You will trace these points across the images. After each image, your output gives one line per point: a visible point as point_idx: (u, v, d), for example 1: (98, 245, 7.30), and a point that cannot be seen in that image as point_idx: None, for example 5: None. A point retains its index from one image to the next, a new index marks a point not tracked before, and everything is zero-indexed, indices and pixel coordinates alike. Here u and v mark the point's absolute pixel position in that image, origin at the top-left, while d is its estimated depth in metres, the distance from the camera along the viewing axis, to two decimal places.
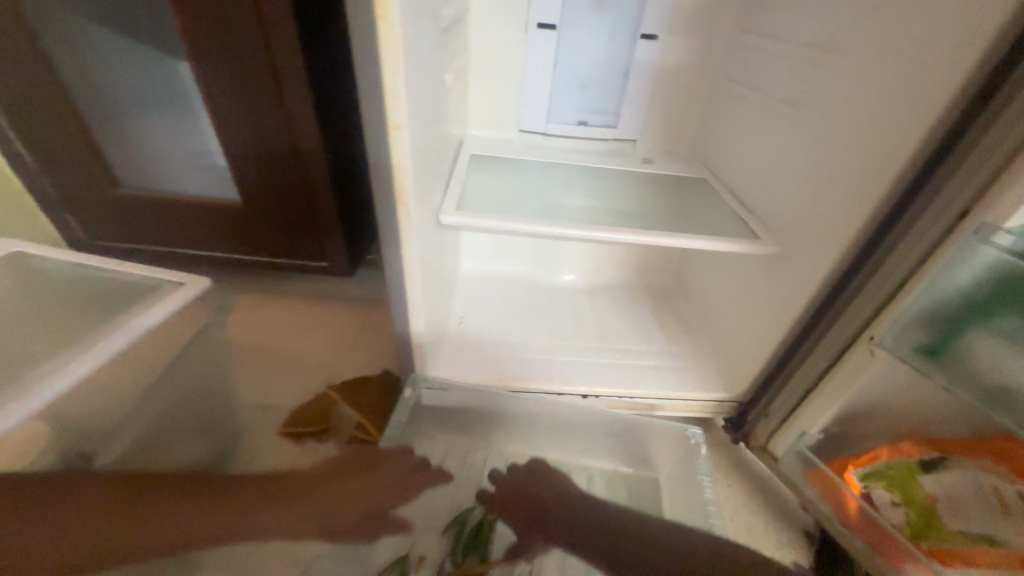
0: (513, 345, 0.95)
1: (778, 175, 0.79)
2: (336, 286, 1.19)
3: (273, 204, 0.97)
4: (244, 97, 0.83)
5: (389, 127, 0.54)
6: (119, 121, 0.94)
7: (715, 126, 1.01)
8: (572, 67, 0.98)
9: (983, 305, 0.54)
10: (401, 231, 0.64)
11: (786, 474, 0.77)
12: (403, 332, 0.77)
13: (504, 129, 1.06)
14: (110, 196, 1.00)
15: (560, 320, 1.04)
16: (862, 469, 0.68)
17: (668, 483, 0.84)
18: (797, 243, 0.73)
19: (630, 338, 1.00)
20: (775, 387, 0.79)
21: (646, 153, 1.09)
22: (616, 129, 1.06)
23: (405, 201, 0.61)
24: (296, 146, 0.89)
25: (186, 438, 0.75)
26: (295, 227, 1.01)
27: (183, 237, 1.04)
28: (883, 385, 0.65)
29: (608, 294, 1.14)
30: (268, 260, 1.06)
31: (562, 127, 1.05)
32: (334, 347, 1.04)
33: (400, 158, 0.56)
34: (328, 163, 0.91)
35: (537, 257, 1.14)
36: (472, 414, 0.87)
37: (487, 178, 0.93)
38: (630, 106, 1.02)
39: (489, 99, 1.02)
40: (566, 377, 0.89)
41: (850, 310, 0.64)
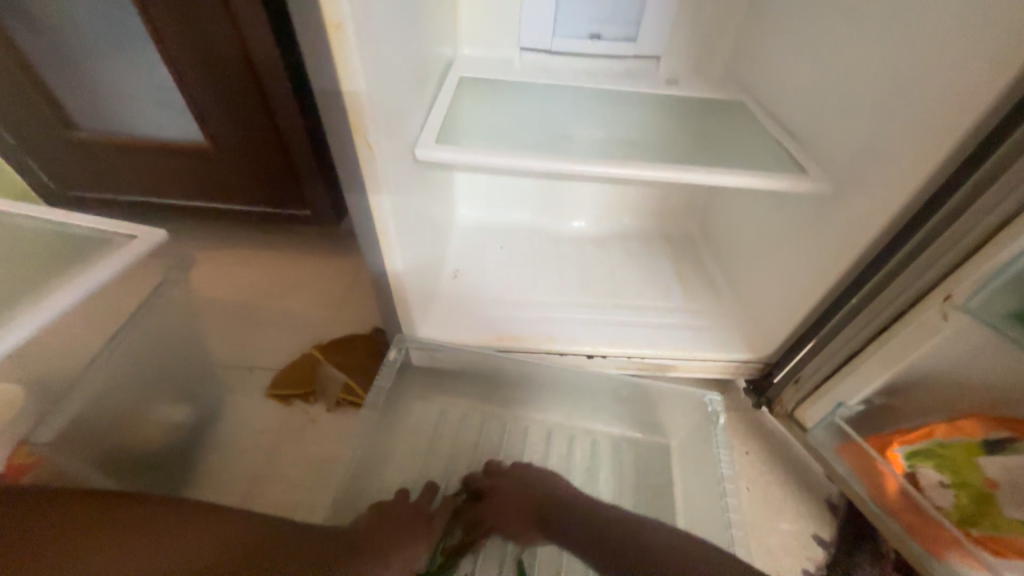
0: (511, 301, 0.86)
1: (836, 89, 0.63)
2: (324, 237, 1.11)
3: (241, 145, 0.87)
4: (187, 10, 0.70)
5: (327, 29, 0.42)
6: (66, 54, 0.82)
7: (757, 34, 0.82)
8: None
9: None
10: (363, 167, 0.53)
11: (812, 444, 0.69)
12: (383, 289, 0.69)
13: (502, 49, 0.89)
14: (68, 141, 0.90)
15: (567, 273, 0.94)
16: (909, 446, 0.58)
17: (679, 452, 0.78)
18: (854, 177, 0.59)
19: (644, 292, 0.90)
20: (809, 348, 0.68)
21: (673, 73, 0.91)
22: (636, 44, 0.88)
23: (362, 130, 0.49)
24: (255, 72, 0.76)
25: (165, 398, 0.72)
26: (270, 171, 0.90)
27: (154, 185, 0.95)
28: (950, 352, 0.54)
29: (621, 243, 1.02)
30: (246, 210, 0.97)
31: (570, 42, 0.88)
32: (322, 303, 0.97)
33: (347, 69, 0.44)
34: (294, 92, 0.79)
35: (541, 202, 1.02)
36: (465, 374, 0.81)
37: (478, 106, 0.79)
38: (653, 11, 0.84)
39: (482, 11, 0.85)
40: (569, 336, 0.80)
41: (919, 260, 0.52)
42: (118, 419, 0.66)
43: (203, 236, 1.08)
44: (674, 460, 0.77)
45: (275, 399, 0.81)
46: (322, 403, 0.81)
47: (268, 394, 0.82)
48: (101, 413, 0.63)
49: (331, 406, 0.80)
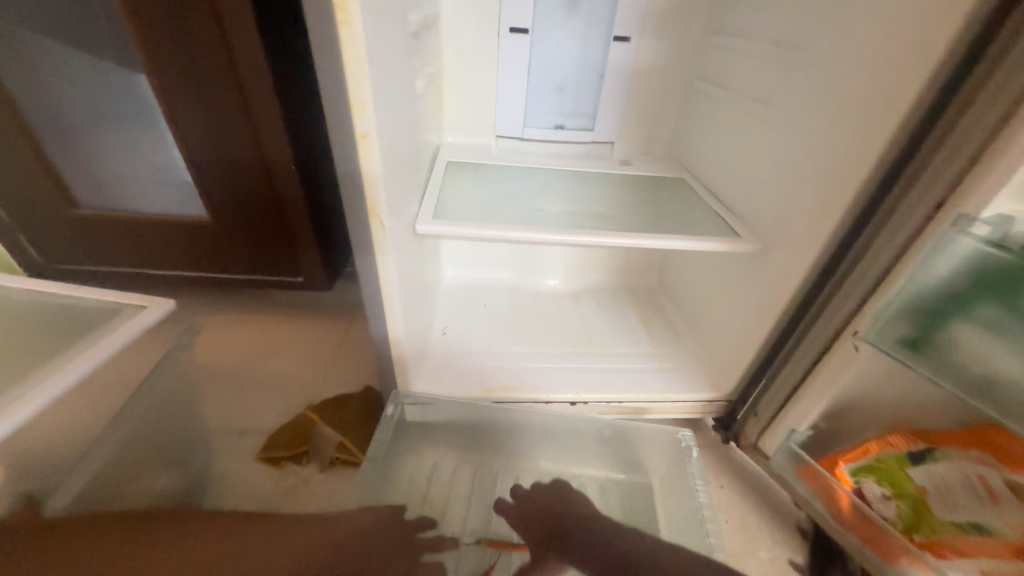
0: (498, 354, 0.93)
1: (753, 168, 0.79)
2: (312, 301, 1.16)
3: (244, 219, 0.93)
4: (208, 109, 0.80)
5: (356, 136, 0.52)
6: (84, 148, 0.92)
7: (688, 126, 1.01)
8: (546, 72, 0.97)
9: (992, 284, 0.48)
10: (374, 239, 0.61)
11: (775, 471, 0.75)
12: (383, 348, 0.74)
13: (482, 136, 1.04)
14: (66, 218, 0.94)
15: (546, 325, 1.03)
16: (853, 464, 0.67)
17: (661, 489, 0.83)
18: (776, 238, 0.72)
19: (617, 340, 1.00)
20: (761, 385, 0.78)
21: (623, 154, 1.08)
22: (593, 132, 1.05)
23: (377, 211, 0.58)
24: (263, 158, 0.86)
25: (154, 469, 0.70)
26: (268, 243, 0.97)
27: (147, 257, 0.99)
28: (868, 378, 0.64)
29: (592, 298, 1.14)
30: (239, 278, 1.02)
31: (538, 131, 1.04)
32: (312, 363, 1.01)
33: (370, 166, 0.54)
34: (298, 175, 0.88)
35: (518, 263, 1.13)
36: (459, 426, 0.85)
37: (465, 185, 0.91)
38: (604, 107, 1.02)
39: (465, 107, 1.01)
40: (553, 384, 0.87)
41: (832, 301, 0.63)
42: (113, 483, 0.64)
43: (194, 305, 1.12)
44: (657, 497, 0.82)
45: (264, 462, 0.81)
46: (316, 462, 0.82)
47: (258, 457, 0.81)
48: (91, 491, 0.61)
49: (325, 466, 0.81)
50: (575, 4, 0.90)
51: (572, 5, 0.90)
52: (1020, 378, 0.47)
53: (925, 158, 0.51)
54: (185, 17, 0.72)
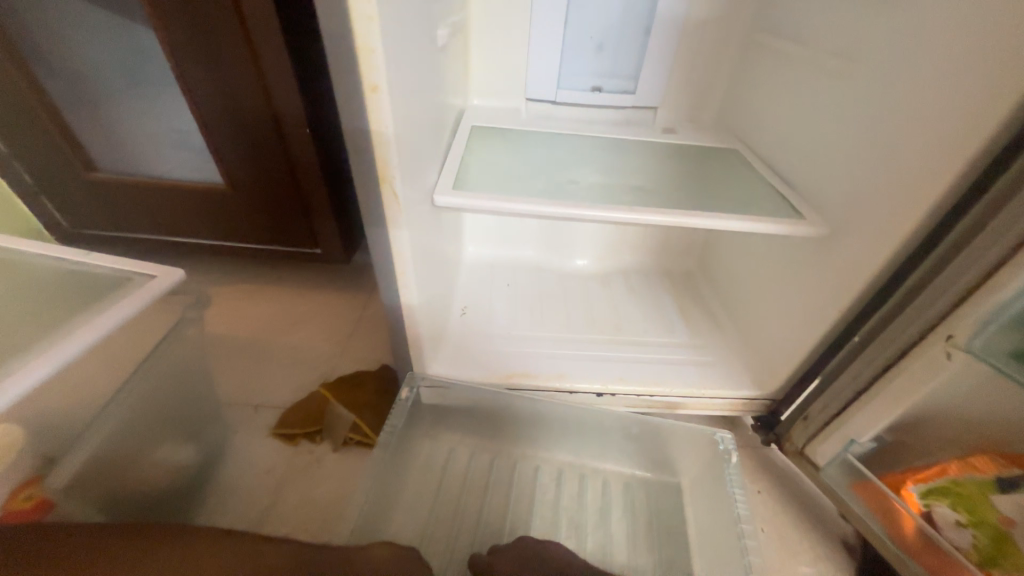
0: (520, 337, 0.87)
1: (825, 137, 0.67)
2: (331, 274, 1.13)
3: (259, 187, 0.89)
4: (217, 65, 0.74)
5: (365, 90, 0.45)
6: (95, 110, 0.87)
7: (745, 88, 0.88)
8: (585, 24, 0.86)
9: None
10: (386, 211, 0.55)
11: (826, 483, 0.68)
12: (397, 328, 0.70)
13: (511, 99, 0.95)
14: (86, 183, 0.93)
15: (572, 307, 0.96)
16: (922, 484, 0.58)
17: (691, 491, 0.76)
18: (850, 220, 0.61)
19: (649, 328, 0.92)
20: (815, 386, 0.69)
21: (667, 122, 0.97)
22: (634, 95, 0.94)
23: (389, 178, 0.52)
24: (276, 119, 0.80)
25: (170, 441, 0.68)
26: (284, 213, 0.93)
27: (165, 223, 0.97)
28: (950, 388, 0.54)
29: (623, 280, 1.05)
30: (257, 248, 0.99)
31: (572, 94, 0.94)
32: (329, 339, 0.98)
33: (380, 125, 0.47)
34: (313, 140, 0.82)
35: (545, 241, 1.06)
36: (476, 412, 0.81)
37: (490, 153, 0.83)
38: (649, 67, 0.90)
39: (492, 67, 0.92)
40: (579, 373, 0.81)
41: (919, 297, 0.53)
42: (122, 459, 0.61)
43: (215, 275, 1.11)
44: (686, 499, 0.76)
45: (280, 438, 0.80)
46: (329, 442, 0.80)
47: (273, 433, 0.80)
48: (96, 466, 0.58)
49: (338, 446, 0.79)
50: None
51: None
52: None
53: None
54: None
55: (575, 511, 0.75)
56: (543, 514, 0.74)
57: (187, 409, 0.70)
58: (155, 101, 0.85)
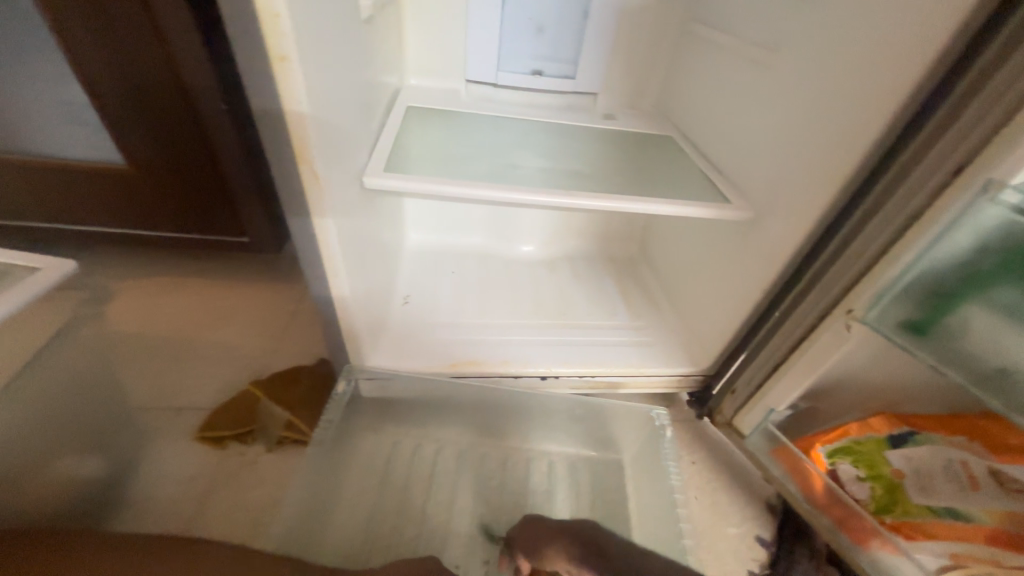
0: (465, 325, 0.86)
1: (750, 125, 0.71)
2: (262, 264, 1.05)
3: (170, 168, 0.81)
4: (106, 25, 0.65)
5: (271, 59, 0.40)
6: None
7: (680, 77, 0.91)
8: (525, 4, 0.84)
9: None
10: (308, 194, 0.51)
11: (750, 450, 0.73)
12: (329, 318, 0.66)
13: (451, 80, 0.93)
14: None
15: (518, 293, 0.96)
16: (829, 445, 0.64)
17: (632, 466, 0.80)
18: (770, 204, 0.65)
19: (593, 312, 0.94)
20: (741, 361, 0.74)
21: (607, 108, 0.98)
22: (575, 80, 0.94)
23: (307, 158, 0.48)
24: (183, 92, 0.72)
25: (75, 450, 0.61)
26: (201, 197, 0.85)
27: (57, 209, 0.86)
28: (854, 359, 0.59)
29: (568, 266, 1.07)
30: (172, 237, 0.90)
31: (513, 77, 0.92)
32: (262, 334, 0.92)
33: (292, 100, 0.43)
34: (230, 116, 0.75)
35: (490, 227, 1.05)
36: (420, 402, 0.79)
37: (427, 135, 0.80)
38: (588, 52, 0.90)
39: (430, 45, 0.89)
40: (523, 358, 0.81)
41: (827, 275, 0.57)
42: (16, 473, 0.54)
43: (126, 267, 1.00)
44: (627, 475, 0.79)
45: (204, 442, 0.74)
46: (262, 443, 0.75)
47: (197, 436, 0.74)
48: None
49: (272, 445, 0.74)
50: None
51: None
52: None
53: (954, 111, 0.43)
54: None
55: (521, 494, 0.75)
56: (489, 499, 0.74)
57: (84, 414, 0.63)
58: (36, 68, 0.74)
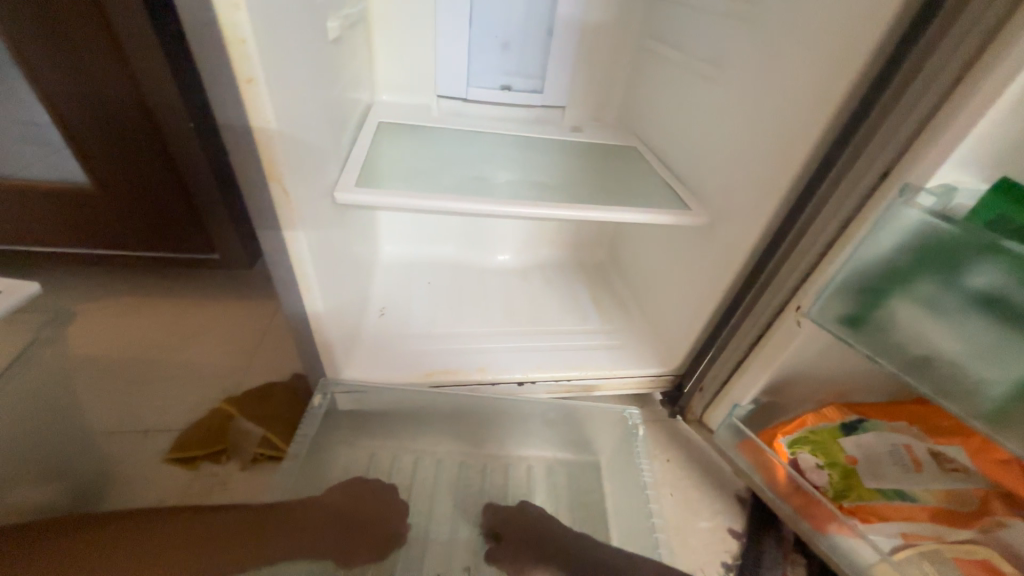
0: (440, 335, 0.87)
1: (704, 137, 0.75)
2: (234, 281, 1.05)
3: (136, 186, 0.80)
4: (69, 45, 0.65)
5: (237, 81, 0.42)
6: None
7: (640, 91, 0.95)
8: (490, 23, 0.87)
9: (936, 260, 0.47)
10: (279, 210, 0.52)
11: (718, 444, 0.76)
12: (302, 331, 0.66)
13: (420, 95, 0.95)
14: None
15: (492, 302, 0.98)
16: (789, 436, 0.67)
17: (608, 467, 0.82)
18: (726, 210, 0.69)
19: (566, 317, 0.96)
20: (707, 360, 0.77)
21: (574, 121, 1.01)
22: (542, 95, 0.97)
23: (276, 175, 0.49)
24: (149, 110, 0.72)
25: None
26: (168, 214, 0.84)
27: (14, 230, 0.84)
28: (807, 353, 0.63)
29: (542, 274, 1.09)
30: (140, 256, 0.89)
31: (481, 92, 0.95)
32: (233, 351, 0.91)
33: (260, 120, 0.45)
34: (198, 132, 0.75)
35: (464, 238, 1.06)
36: (397, 412, 0.80)
37: (397, 148, 0.82)
38: (553, 68, 0.94)
39: (399, 62, 0.91)
40: (498, 365, 0.82)
41: (777, 276, 0.61)
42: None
43: (90, 289, 0.98)
44: (604, 476, 0.81)
45: (174, 463, 0.72)
46: (236, 462, 0.74)
47: (166, 458, 0.72)
48: None
49: (246, 464, 0.73)
50: None
51: None
52: (957, 354, 0.47)
53: (877, 123, 0.48)
54: None
55: (501, 500, 0.76)
56: (469, 507, 0.75)
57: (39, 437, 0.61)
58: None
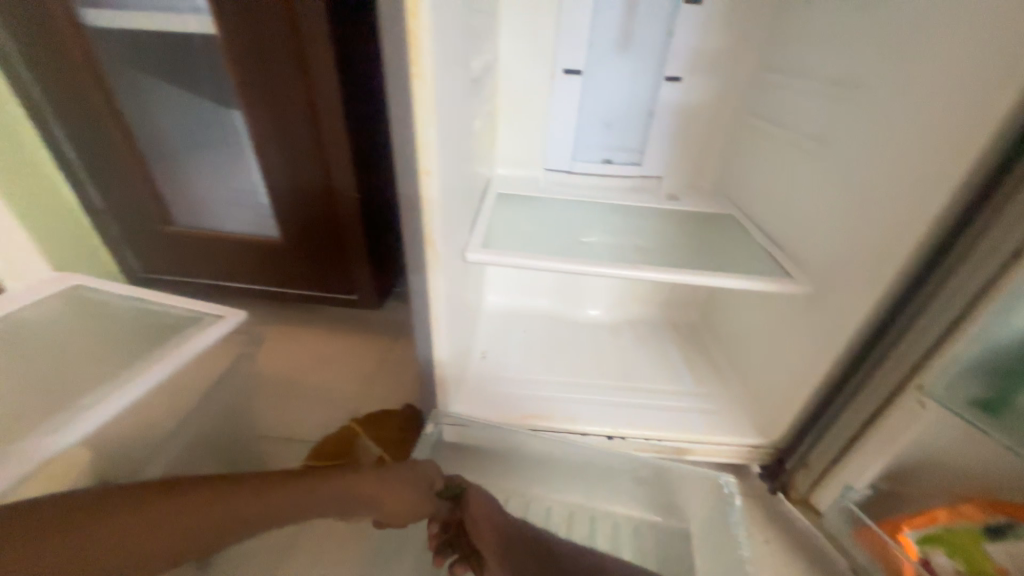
0: (535, 381, 0.94)
1: (809, 210, 0.77)
2: (361, 319, 1.24)
3: (308, 241, 1.02)
4: (287, 141, 0.89)
5: (420, 174, 0.55)
6: (163, 163, 1.01)
7: (738, 163, 1.00)
8: (597, 109, 1.00)
9: None
10: (426, 269, 0.64)
11: (832, 532, 0.72)
12: (425, 367, 0.77)
13: (531, 168, 1.09)
14: (157, 234, 1.06)
15: (585, 354, 1.04)
16: (918, 532, 0.62)
17: (699, 537, 0.79)
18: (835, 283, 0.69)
19: (657, 375, 0.98)
20: (814, 437, 0.73)
21: (670, 189, 1.09)
22: (640, 167, 1.06)
23: (432, 242, 0.62)
24: (330, 186, 0.93)
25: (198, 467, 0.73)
26: (327, 263, 1.05)
27: (220, 269, 1.10)
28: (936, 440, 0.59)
29: (632, 330, 1.13)
30: (300, 293, 1.11)
31: (584, 165, 1.07)
32: (356, 379, 1.06)
33: (428, 203, 0.58)
34: (360, 203, 0.96)
35: (559, 293, 1.15)
36: (493, 451, 0.86)
37: (510, 215, 0.95)
38: (653, 144, 1.03)
39: (516, 141, 1.06)
40: (588, 417, 0.87)
41: (898, 356, 0.59)
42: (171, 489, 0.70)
43: (258, 318, 1.22)
44: (694, 547, 0.79)
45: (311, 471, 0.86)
46: None
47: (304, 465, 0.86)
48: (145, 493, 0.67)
49: None
50: (630, 46, 0.93)
51: (626, 48, 0.93)
52: None
53: (1015, 207, 0.47)
54: (273, 56, 0.80)
55: None
56: None
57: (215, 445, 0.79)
58: (234, 166, 1.04)
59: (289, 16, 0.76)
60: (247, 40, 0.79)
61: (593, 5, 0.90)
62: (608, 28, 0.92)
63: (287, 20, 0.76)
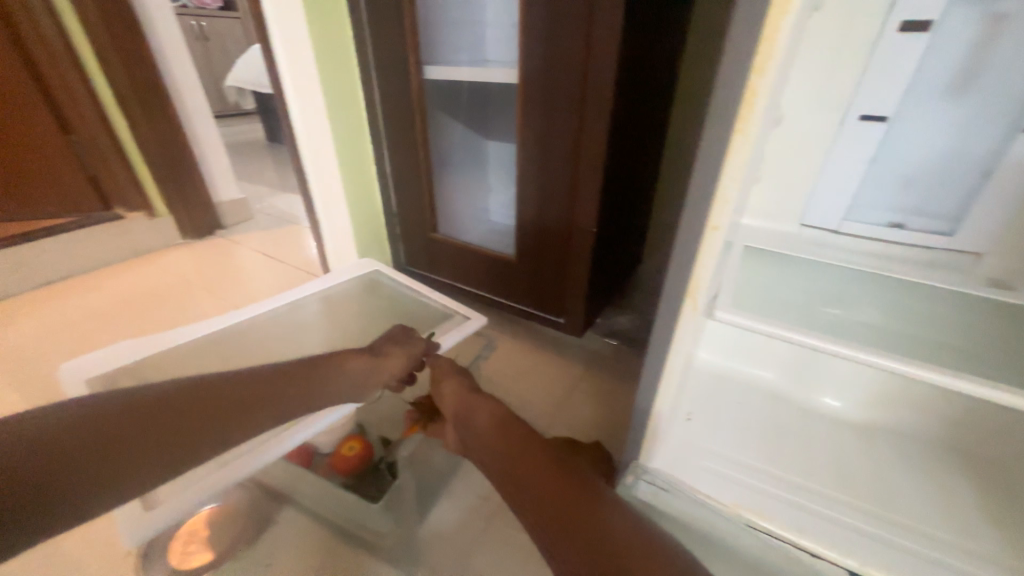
0: (754, 466, 0.80)
1: None
2: (560, 342, 1.29)
3: (537, 262, 1.14)
4: (546, 177, 1.01)
5: (706, 227, 0.54)
6: (446, 176, 1.30)
7: None
8: (899, 161, 0.81)
9: None
10: (678, 321, 0.62)
11: None
12: (641, 415, 0.75)
13: (783, 222, 0.96)
14: (426, 237, 1.35)
15: (822, 454, 0.84)
16: None
17: None
18: None
19: (939, 519, 0.71)
20: None
21: (997, 274, 0.80)
22: (950, 238, 0.82)
23: (694, 295, 0.59)
24: (571, 218, 1.03)
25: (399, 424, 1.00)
26: (549, 284, 1.16)
27: (461, 272, 1.33)
28: None
29: (894, 442, 0.87)
30: (517, 306, 1.26)
31: (860, 226, 0.89)
32: (549, 398, 1.11)
33: (705, 256, 0.56)
34: (593, 238, 1.02)
35: (793, 370, 0.97)
36: (692, 529, 0.77)
37: (754, 273, 0.85)
38: (980, 211, 0.78)
39: (770, 191, 0.95)
40: (828, 539, 0.67)
41: None
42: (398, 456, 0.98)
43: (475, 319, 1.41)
44: None
45: None
46: None
47: None
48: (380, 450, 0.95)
49: None
50: (971, 90, 0.72)
51: (964, 92, 0.72)
52: None
53: None
54: (557, 103, 0.92)
55: None
56: None
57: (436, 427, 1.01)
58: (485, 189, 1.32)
59: (582, 71, 0.86)
60: (538, 91, 0.93)
61: (929, 38, 0.72)
62: (943, 65, 0.72)
63: (580, 74, 0.87)
